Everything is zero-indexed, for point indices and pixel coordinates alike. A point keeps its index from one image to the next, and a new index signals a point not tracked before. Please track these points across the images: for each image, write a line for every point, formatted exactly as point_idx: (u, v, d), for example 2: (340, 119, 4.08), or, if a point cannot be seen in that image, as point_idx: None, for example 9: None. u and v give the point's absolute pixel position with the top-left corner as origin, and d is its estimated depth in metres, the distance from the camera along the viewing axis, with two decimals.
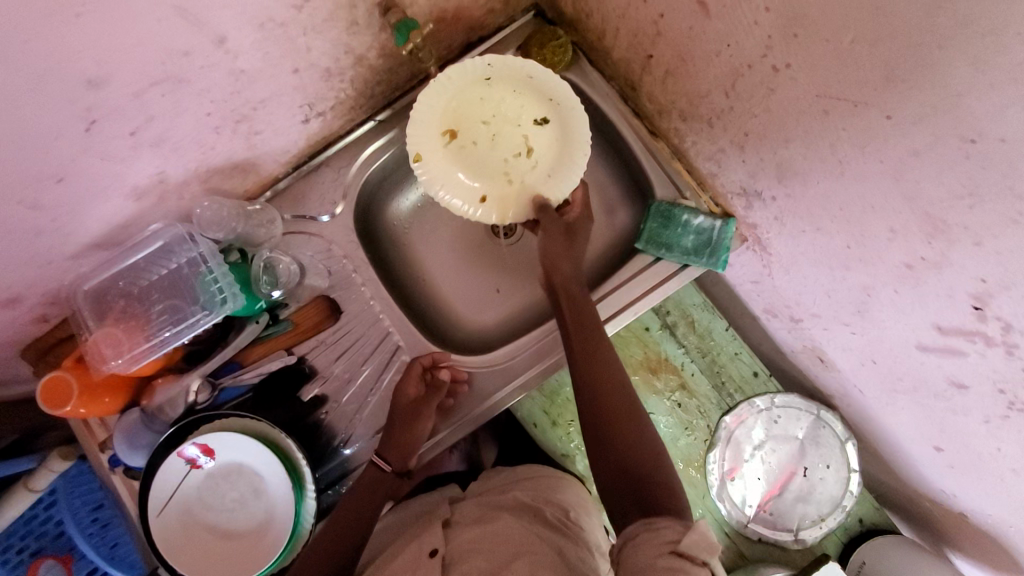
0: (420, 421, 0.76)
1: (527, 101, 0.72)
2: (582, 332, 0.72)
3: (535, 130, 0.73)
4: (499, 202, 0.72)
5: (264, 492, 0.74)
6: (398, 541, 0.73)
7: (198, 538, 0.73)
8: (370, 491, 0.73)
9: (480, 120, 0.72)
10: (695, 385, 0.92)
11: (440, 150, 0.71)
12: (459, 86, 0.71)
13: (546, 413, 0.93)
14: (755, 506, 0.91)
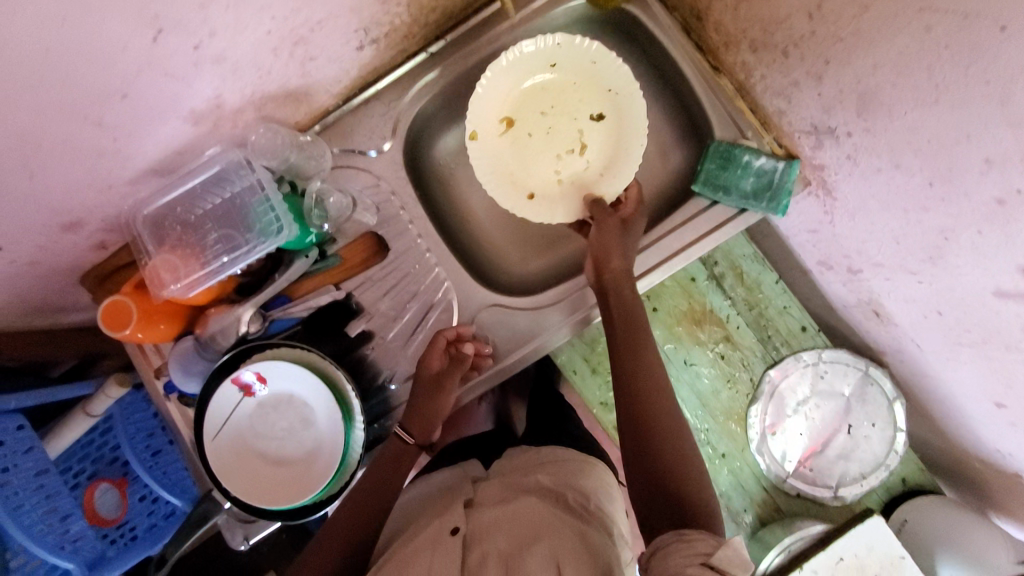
0: (442, 395, 0.75)
1: (584, 96, 0.78)
2: (625, 330, 0.69)
3: (591, 125, 0.79)
4: (549, 199, 0.79)
5: (313, 423, 0.75)
6: (424, 516, 0.74)
7: (248, 464, 0.75)
8: (392, 466, 0.74)
9: (538, 111, 0.79)
10: (740, 338, 0.90)
11: (497, 136, 0.78)
12: (521, 70, 0.77)
13: (586, 360, 0.92)
14: (795, 462, 0.90)
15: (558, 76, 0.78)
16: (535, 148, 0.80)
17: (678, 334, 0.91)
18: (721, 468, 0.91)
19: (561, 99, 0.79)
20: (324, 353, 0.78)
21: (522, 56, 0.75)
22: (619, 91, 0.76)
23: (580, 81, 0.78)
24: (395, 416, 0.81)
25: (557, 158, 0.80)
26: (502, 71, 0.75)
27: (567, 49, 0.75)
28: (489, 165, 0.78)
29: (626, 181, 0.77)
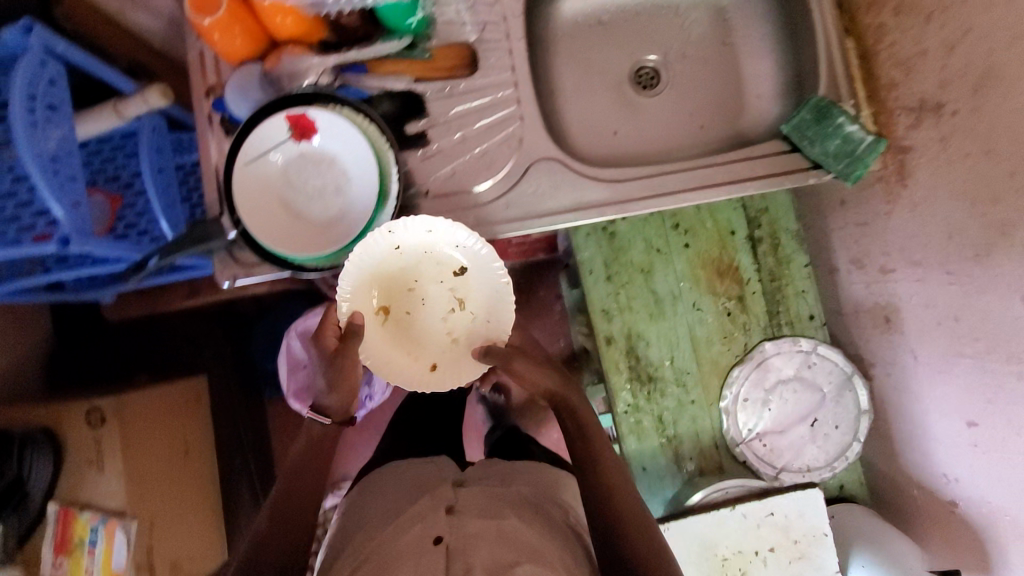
0: (350, 365, 0.72)
1: (439, 258, 0.77)
2: (581, 427, 0.71)
3: (456, 282, 0.78)
4: (449, 372, 0.78)
5: (344, 193, 0.74)
6: (390, 515, 0.65)
7: (267, 206, 0.74)
8: (317, 448, 0.74)
9: (405, 289, 0.78)
10: (751, 303, 0.92)
11: (377, 327, 0.76)
12: (366, 270, 0.74)
13: (605, 266, 0.92)
14: (754, 433, 0.92)
15: (406, 254, 0.76)
16: (420, 326, 0.79)
17: (697, 276, 0.92)
18: (685, 414, 0.92)
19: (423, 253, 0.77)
20: (390, 134, 0.75)
21: (362, 257, 0.72)
22: (466, 244, 0.75)
23: (429, 246, 0.76)
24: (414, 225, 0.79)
25: (449, 307, 0.78)
26: (352, 269, 0.73)
27: (406, 237, 0.74)
28: (381, 353, 0.76)
29: (512, 308, 0.76)
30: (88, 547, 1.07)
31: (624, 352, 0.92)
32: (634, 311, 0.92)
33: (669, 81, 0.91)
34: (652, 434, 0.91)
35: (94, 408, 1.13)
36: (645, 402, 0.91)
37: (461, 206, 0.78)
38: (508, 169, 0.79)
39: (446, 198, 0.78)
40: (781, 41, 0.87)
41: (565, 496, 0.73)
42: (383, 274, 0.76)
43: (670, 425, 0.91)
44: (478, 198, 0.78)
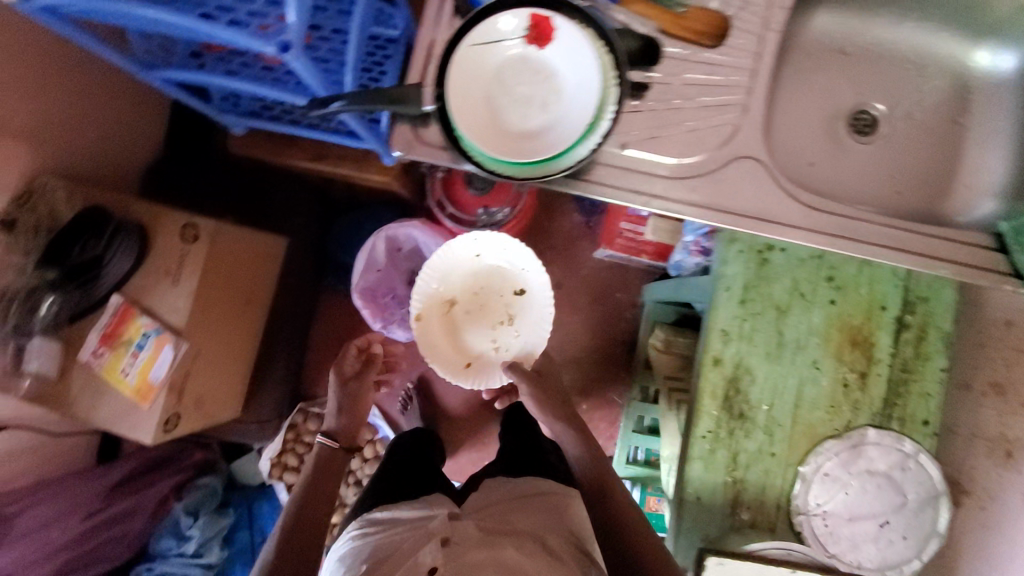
0: (360, 394, 1.20)
1: (504, 281, 1.25)
2: (595, 483, 0.96)
3: (513, 297, 1.24)
4: (480, 365, 1.24)
5: (550, 111, 0.71)
6: (394, 535, 0.80)
7: (470, 96, 0.71)
8: (329, 466, 1.04)
9: (473, 292, 1.24)
10: (871, 384, 0.88)
11: (440, 316, 1.23)
12: (455, 259, 1.22)
13: (743, 288, 0.88)
14: (819, 509, 0.87)
15: (482, 266, 1.24)
16: (471, 323, 1.24)
17: (829, 336, 0.88)
18: (760, 463, 0.87)
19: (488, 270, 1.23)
20: (621, 73, 0.71)
21: (456, 250, 1.20)
22: (528, 272, 1.23)
23: (502, 269, 1.24)
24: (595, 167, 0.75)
25: (501, 308, 1.24)
26: (443, 261, 1.21)
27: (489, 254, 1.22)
28: (435, 334, 1.22)
29: (547, 325, 1.22)
30: (133, 349, 1.09)
31: (726, 379, 0.88)
32: (753, 344, 0.88)
33: (887, 136, 0.89)
34: (720, 468, 0.87)
35: (192, 223, 1.11)
36: (727, 435, 0.87)
37: (650, 170, 0.75)
38: (711, 154, 0.75)
39: (639, 156, 0.75)
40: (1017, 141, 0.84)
41: (572, 521, 0.83)
42: (461, 274, 1.23)
43: (742, 467, 0.87)
44: (670, 169, 0.75)
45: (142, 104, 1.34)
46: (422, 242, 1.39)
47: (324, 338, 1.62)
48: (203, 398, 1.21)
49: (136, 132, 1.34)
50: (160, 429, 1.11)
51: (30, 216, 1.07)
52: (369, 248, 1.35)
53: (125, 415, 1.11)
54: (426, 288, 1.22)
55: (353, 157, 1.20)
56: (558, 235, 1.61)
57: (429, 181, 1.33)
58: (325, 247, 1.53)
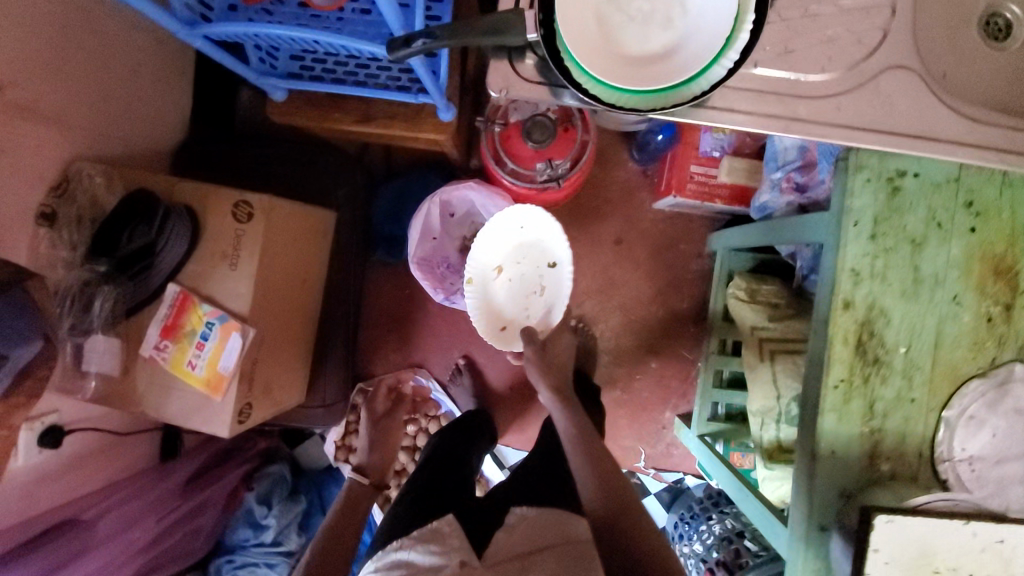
0: (383, 425, 1.41)
1: (538, 251, 1.24)
2: (619, 509, 1.03)
3: (546, 270, 1.24)
4: (511, 331, 1.25)
5: (675, 27, 0.62)
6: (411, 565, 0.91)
7: (580, 18, 0.62)
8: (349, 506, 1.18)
9: (512, 260, 1.24)
10: (1019, 315, 0.80)
11: (483, 280, 1.23)
12: (499, 229, 1.21)
13: (874, 222, 0.78)
14: (964, 454, 0.80)
15: (523, 234, 1.22)
16: (509, 289, 1.24)
17: (971, 267, 0.79)
18: (900, 410, 0.81)
19: (517, 236, 1.23)
20: None
21: (502, 219, 1.19)
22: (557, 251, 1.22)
23: (538, 241, 1.24)
24: (723, 93, 0.65)
25: (529, 277, 1.24)
26: (491, 229, 1.19)
27: (519, 221, 1.21)
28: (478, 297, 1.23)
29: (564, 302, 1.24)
30: (198, 340, 1.03)
31: (858, 323, 0.80)
32: (887, 283, 0.79)
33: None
34: (856, 419, 0.81)
35: (244, 200, 1.03)
36: (861, 383, 0.80)
37: (789, 91, 0.65)
38: (858, 64, 0.64)
39: (774, 74, 0.65)
40: None
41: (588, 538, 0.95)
42: (500, 243, 1.22)
43: (880, 416, 0.81)
44: (811, 87, 0.65)
45: (165, 78, 1.24)
46: (478, 204, 1.30)
47: (377, 315, 1.55)
48: (271, 385, 1.16)
49: (160, 110, 1.24)
50: (235, 420, 1.06)
51: (70, 206, 0.99)
52: (424, 213, 1.26)
53: (197, 409, 1.06)
54: (477, 248, 1.21)
55: (404, 116, 1.09)
56: (613, 187, 1.51)
57: (483, 137, 1.23)
58: (370, 220, 1.44)
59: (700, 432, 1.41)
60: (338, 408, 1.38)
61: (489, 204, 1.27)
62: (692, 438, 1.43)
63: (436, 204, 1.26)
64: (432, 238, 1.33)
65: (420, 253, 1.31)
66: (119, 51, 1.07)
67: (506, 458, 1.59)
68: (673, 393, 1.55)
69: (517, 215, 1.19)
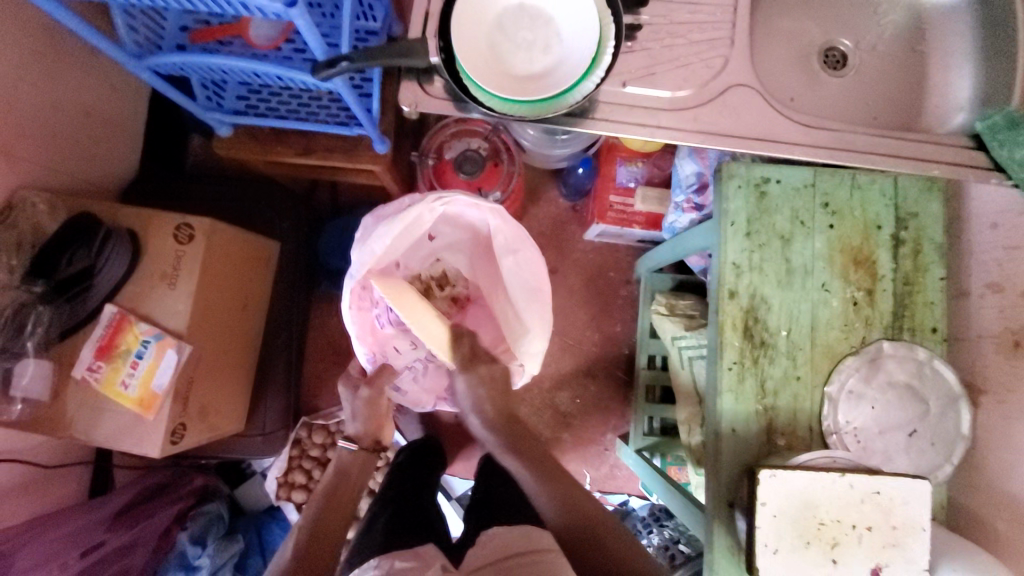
0: (380, 404, 1.13)
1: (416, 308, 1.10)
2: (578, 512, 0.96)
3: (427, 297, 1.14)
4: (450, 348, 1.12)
5: (553, 52, 0.76)
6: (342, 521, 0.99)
7: (472, 44, 0.75)
8: (356, 464, 1.09)
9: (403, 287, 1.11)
10: (880, 300, 0.91)
11: (414, 313, 1.08)
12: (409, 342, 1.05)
13: (747, 221, 0.91)
14: (851, 426, 0.89)
15: (402, 293, 1.09)
16: (425, 326, 1.09)
17: (834, 260, 0.91)
18: (789, 388, 0.89)
19: (409, 309, 1.07)
20: (616, 15, 0.75)
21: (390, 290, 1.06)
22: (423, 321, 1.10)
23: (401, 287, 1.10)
24: (599, 107, 0.78)
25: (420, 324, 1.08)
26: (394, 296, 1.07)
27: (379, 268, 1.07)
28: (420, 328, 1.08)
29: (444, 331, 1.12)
30: (133, 359, 1.05)
31: (743, 310, 0.90)
32: (764, 274, 0.90)
33: (857, 67, 0.98)
34: (751, 397, 0.88)
35: (186, 223, 1.09)
36: (752, 364, 0.89)
37: (654, 105, 0.79)
38: (707, 82, 0.79)
39: (640, 93, 0.79)
40: (978, 54, 0.93)
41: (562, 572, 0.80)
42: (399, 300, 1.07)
43: (772, 395, 0.89)
44: (672, 102, 0.79)
45: (123, 123, 1.32)
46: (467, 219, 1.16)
47: (323, 347, 1.58)
48: (207, 408, 1.16)
49: (113, 150, 1.31)
50: (167, 441, 1.07)
51: (10, 231, 1.01)
52: (407, 219, 1.05)
53: (129, 429, 1.06)
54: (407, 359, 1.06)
55: (343, 148, 1.20)
56: (548, 220, 1.63)
57: (419, 171, 1.35)
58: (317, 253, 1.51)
59: (638, 446, 1.45)
60: (279, 436, 1.38)
61: (505, 234, 1.11)
62: (631, 454, 1.47)
63: (422, 212, 1.06)
64: (386, 259, 1.13)
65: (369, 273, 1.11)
66: (75, 96, 1.15)
67: (452, 489, 1.58)
68: (612, 415, 1.61)
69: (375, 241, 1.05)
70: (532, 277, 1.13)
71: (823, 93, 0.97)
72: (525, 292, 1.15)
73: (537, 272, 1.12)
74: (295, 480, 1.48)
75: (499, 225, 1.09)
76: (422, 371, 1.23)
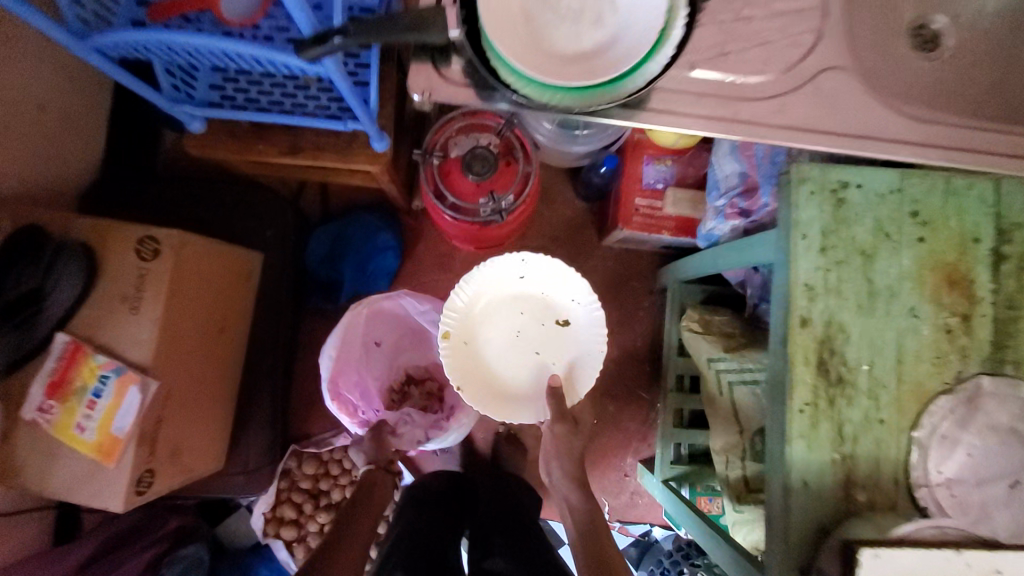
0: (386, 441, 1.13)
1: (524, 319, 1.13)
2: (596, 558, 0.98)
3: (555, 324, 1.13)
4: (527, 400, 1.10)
5: (606, 25, 0.60)
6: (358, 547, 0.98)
7: (503, 12, 0.59)
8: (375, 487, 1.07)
9: (522, 297, 1.14)
10: (978, 327, 0.77)
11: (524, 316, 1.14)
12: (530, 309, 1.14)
13: (823, 235, 0.76)
14: (945, 476, 0.75)
15: (522, 305, 1.14)
16: (530, 336, 1.13)
17: (924, 280, 0.76)
18: (869, 432, 0.75)
19: (521, 290, 1.14)
20: None
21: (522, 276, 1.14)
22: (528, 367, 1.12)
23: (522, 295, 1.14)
24: (657, 95, 0.63)
25: (512, 369, 1.12)
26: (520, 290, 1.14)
27: (503, 308, 1.14)
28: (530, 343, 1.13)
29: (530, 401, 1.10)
30: (89, 399, 0.88)
31: (818, 341, 0.75)
32: (842, 297, 0.76)
33: (949, 50, 0.85)
34: (826, 445, 0.74)
35: (150, 236, 0.93)
36: (827, 406, 0.75)
37: (728, 92, 0.63)
38: (794, 65, 0.64)
39: (709, 77, 0.63)
40: None
41: None
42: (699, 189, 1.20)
43: (849, 441, 0.75)
44: (751, 89, 0.64)
45: (84, 116, 1.15)
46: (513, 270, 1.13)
47: (313, 368, 1.42)
48: (180, 448, 1.01)
49: (69, 148, 1.13)
50: (132, 492, 0.91)
51: None
52: (360, 309, 1.16)
53: (87, 479, 0.90)
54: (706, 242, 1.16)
55: (335, 146, 1.04)
56: (563, 225, 1.48)
57: (422, 171, 1.19)
58: (307, 262, 1.35)
59: (664, 476, 1.29)
60: (264, 474, 1.22)
61: (540, 273, 1.13)
62: (655, 484, 1.33)
63: (375, 302, 1.17)
64: (353, 350, 1.20)
65: (337, 370, 1.16)
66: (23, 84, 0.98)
67: None
68: (633, 438, 1.47)
69: (460, 298, 1.12)
70: (580, 319, 1.13)
71: (916, 75, 0.82)
72: (563, 339, 1.13)
73: (594, 318, 1.12)
74: (283, 515, 1.34)
75: (535, 266, 1.12)
76: (412, 415, 1.22)
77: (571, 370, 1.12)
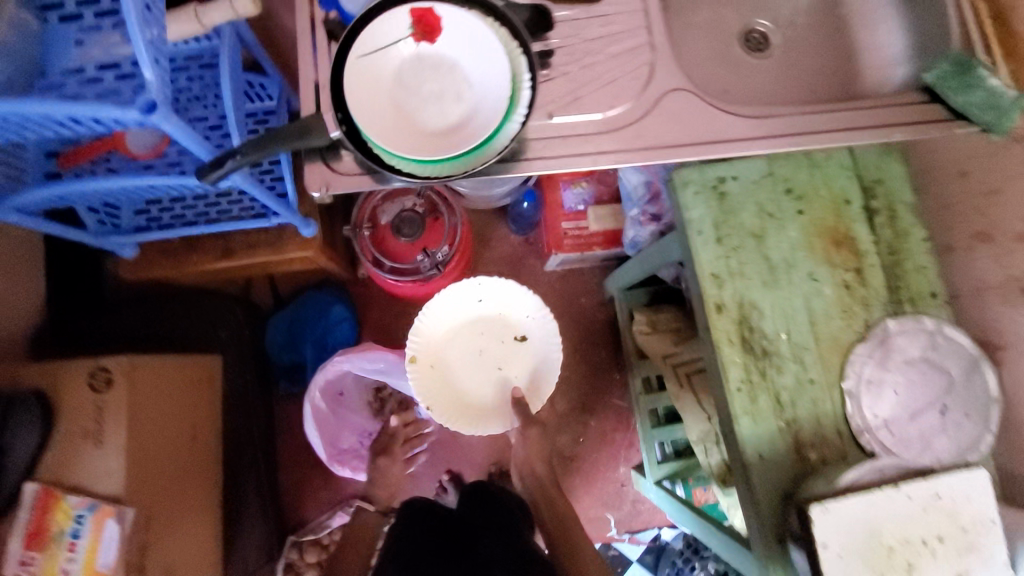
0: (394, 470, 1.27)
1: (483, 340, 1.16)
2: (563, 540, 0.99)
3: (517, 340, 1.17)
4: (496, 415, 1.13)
5: (466, 99, 0.68)
6: None
7: (373, 108, 0.67)
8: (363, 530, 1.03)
9: (481, 321, 1.17)
10: (871, 276, 0.84)
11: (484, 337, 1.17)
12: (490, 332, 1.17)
13: (715, 227, 0.83)
14: (881, 419, 0.80)
15: (481, 327, 1.17)
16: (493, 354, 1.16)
17: (814, 246, 0.84)
18: (805, 394, 0.81)
19: (480, 314, 1.17)
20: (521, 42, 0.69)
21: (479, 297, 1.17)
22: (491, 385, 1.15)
23: (480, 318, 1.17)
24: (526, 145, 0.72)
25: (475, 386, 1.15)
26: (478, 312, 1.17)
27: (463, 329, 1.17)
28: (492, 361, 1.16)
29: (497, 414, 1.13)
30: (69, 540, 0.88)
31: (736, 323, 0.82)
32: (747, 278, 0.83)
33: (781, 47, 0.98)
34: (769, 415, 0.80)
35: (100, 367, 0.96)
36: (760, 379, 0.81)
37: (592, 128, 0.73)
38: (642, 93, 0.75)
39: (573, 119, 0.73)
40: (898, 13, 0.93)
41: None
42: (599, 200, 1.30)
43: (789, 406, 0.81)
44: (614, 121, 0.74)
45: None
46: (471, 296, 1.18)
47: (296, 454, 1.43)
48: (175, 567, 1.01)
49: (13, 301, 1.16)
50: None
51: None
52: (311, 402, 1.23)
53: None
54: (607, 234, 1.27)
55: (266, 241, 1.09)
56: (506, 261, 1.54)
57: (357, 244, 1.24)
58: (269, 353, 1.38)
59: (657, 478, 1.34)
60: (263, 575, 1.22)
61: (496, 294, 1.17)
62: (651, 488, 1.36)
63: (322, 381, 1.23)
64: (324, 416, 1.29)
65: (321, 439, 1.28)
66: None
67: None
68: (620, 447, 1.50)
69: (421, 325, 1.15)
70: (535, 331, 1.17)
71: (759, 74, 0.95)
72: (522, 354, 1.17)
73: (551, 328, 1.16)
74: None
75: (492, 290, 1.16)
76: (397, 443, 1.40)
77: (536, 380, 1.15)
